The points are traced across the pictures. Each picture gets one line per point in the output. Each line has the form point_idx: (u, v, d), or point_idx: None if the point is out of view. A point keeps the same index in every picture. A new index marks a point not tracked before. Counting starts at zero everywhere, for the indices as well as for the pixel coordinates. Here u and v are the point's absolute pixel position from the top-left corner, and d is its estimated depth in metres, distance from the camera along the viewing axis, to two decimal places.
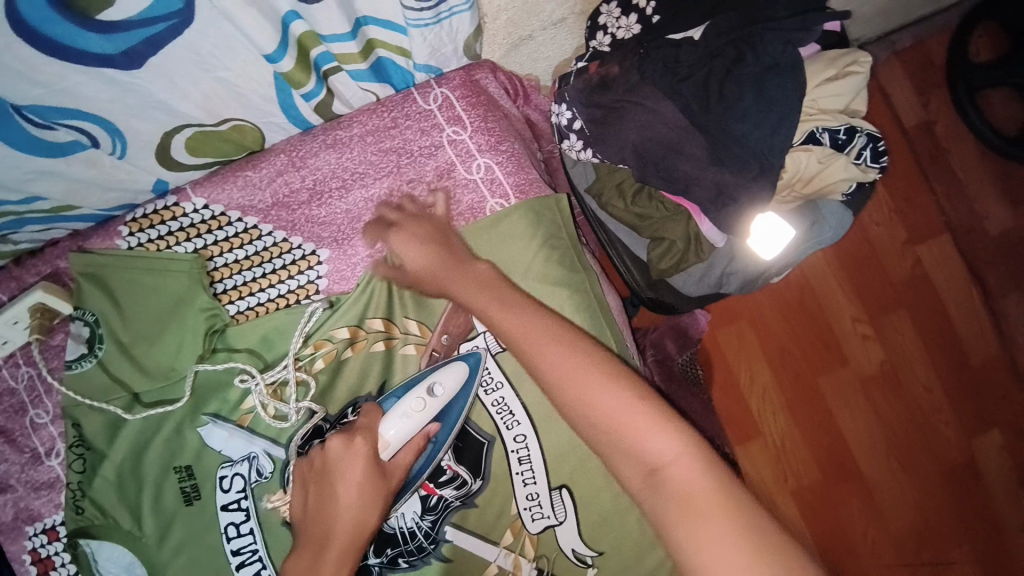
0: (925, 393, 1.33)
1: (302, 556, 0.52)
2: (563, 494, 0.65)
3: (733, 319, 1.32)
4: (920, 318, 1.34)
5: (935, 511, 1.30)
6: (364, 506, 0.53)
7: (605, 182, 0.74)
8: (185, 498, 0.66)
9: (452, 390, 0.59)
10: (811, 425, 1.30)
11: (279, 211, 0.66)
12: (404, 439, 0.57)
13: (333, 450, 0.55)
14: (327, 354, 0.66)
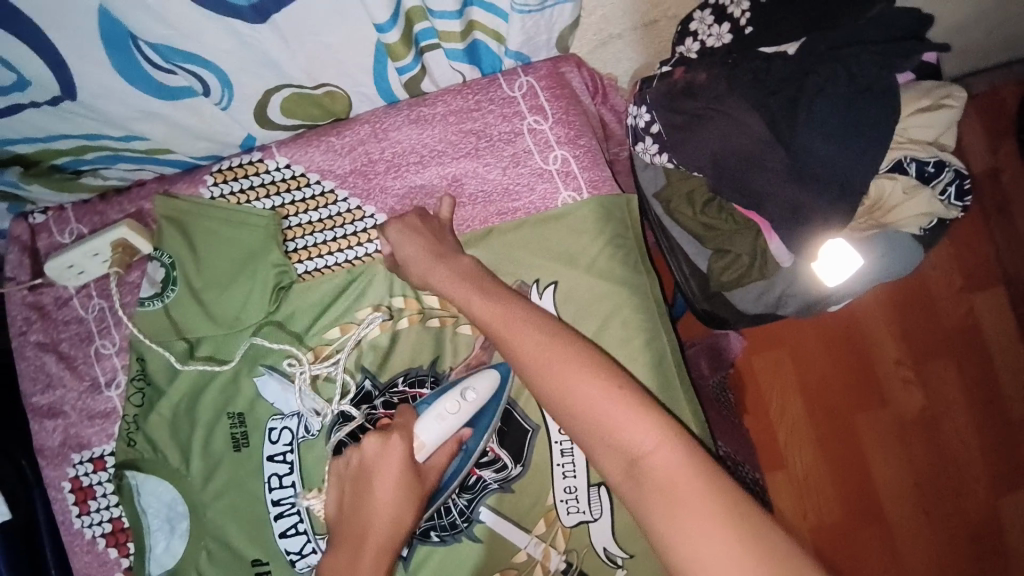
0: (961, 445, 1.30)
1: (339, 556, 0.55)
2: (601, 491, 0.64)
3: (770, 346, 1.31)
4: (966, 367, 1.31)
5: (958, 567, 1.27)
6: (400, 505, 0.55)
7: (675, 188, 0.73)
8: (235, 444, 0.68)
9: (484, 395, 0.61)
10: (838, 462, 1.29)
11: (356, 178, 0.68)
12: (439, 441, 0.59)
13: (370, 449, 0.57)
14: (383, 322, 0.67)
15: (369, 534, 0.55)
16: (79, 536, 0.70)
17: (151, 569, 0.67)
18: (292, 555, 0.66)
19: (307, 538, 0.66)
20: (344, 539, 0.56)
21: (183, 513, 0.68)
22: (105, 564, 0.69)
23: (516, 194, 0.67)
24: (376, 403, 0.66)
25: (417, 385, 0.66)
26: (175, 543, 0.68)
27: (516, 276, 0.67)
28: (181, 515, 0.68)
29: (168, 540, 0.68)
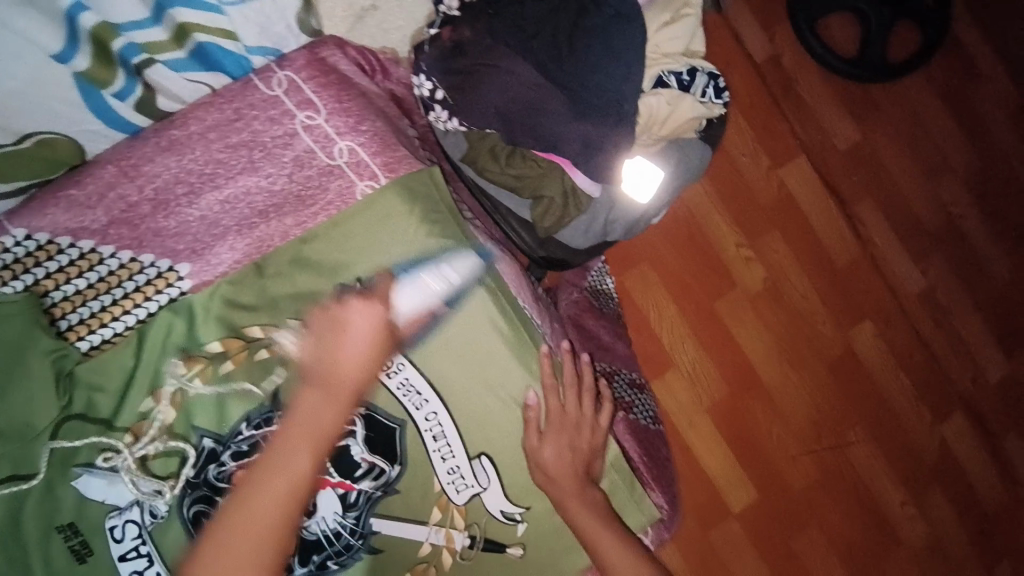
0: (804, 300, 1.49)
1: (306, 395, 0.50)
2: (483, 460, 0.66)
3: (634, 264, 1.41)
4: (793, 233, 1.49)
5: (824, 398, 1.50)
6: (373, 356, 0.53)
7: (478, 148, 0.72)
8: (77, 557, 0.59)
9: (462, 276, 0.65)
10: (715, 345, 1.44)
11: (118, 229, 0.60)
12: (412, 312, 0.62)
13: (352, 304, 0.54)
14: (203, 373, 0.61)
15: (339, 378, 0.51)
16: None
17: None
18: None
19: None
20: (310, 380, 0.51)
21: None
22: None
23: (310, 198, 0.62)
24: (225, 459, 0.60)
25: (265, 423, 0.61)
26: None
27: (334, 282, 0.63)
28: None
29: None
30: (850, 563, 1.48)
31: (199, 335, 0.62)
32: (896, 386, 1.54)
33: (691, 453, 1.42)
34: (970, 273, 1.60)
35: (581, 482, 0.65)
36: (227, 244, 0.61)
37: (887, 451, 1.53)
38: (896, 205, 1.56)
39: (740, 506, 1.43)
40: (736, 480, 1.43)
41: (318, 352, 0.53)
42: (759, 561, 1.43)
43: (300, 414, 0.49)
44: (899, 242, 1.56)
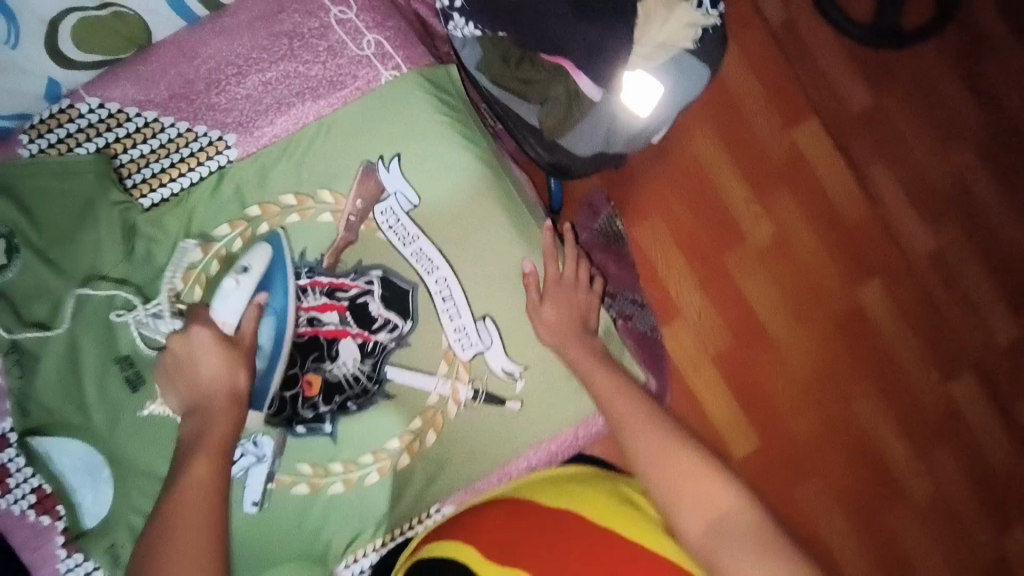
0: (810, 256, 1.52)
1: (190, 420, 0.62)
2: (487, 322, 0.73)
3: (646, 215, 1.46)
4: (803, 192, 1.52)
5: (830, 353, 1.52)
6: (217, 365, 0.61)
7: (491, 55, 0.81)
8: (131, 385, 0.69)
9: (260, 265, 0.66)
10: (721, 296, 1.48)
11: (178, 103, 0.70)
12: (236, 316, 0.64)
13: (175, 342, 0.63)
14: (244, 233, 0.70)
15: (203, 399, 0.61)
16: (9, 514, 0.67)
17: (88, 521, 0.69)
18: None
19: None
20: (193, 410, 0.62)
21: (101, 463, 0.69)
22: (42, 533, 0.67)
23: (341, 83, 0.71)
24: None
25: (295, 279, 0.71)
26: (104, 492, 0.69)
27: (360, 159, 0.72)
28: (100, 464, 0.69)
29: (96, 492, 0.69)
30: (852, 515, 1.51)
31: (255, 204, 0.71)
32: (903, 344, 1.54)
33: (695, 398, 1.46)
34: (986, 239, 1.60)
35: (580, 330, 0.73)
36: (271, 121, 0.71)
37: (892, 404, 1.53)
38: (908, 170, 1.57)
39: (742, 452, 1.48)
40: (739, 428, 1.48)
41: (183, 387, 0.63)
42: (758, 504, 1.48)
43: (188, 442, 0.61)
44: (912, 204, 1.58)
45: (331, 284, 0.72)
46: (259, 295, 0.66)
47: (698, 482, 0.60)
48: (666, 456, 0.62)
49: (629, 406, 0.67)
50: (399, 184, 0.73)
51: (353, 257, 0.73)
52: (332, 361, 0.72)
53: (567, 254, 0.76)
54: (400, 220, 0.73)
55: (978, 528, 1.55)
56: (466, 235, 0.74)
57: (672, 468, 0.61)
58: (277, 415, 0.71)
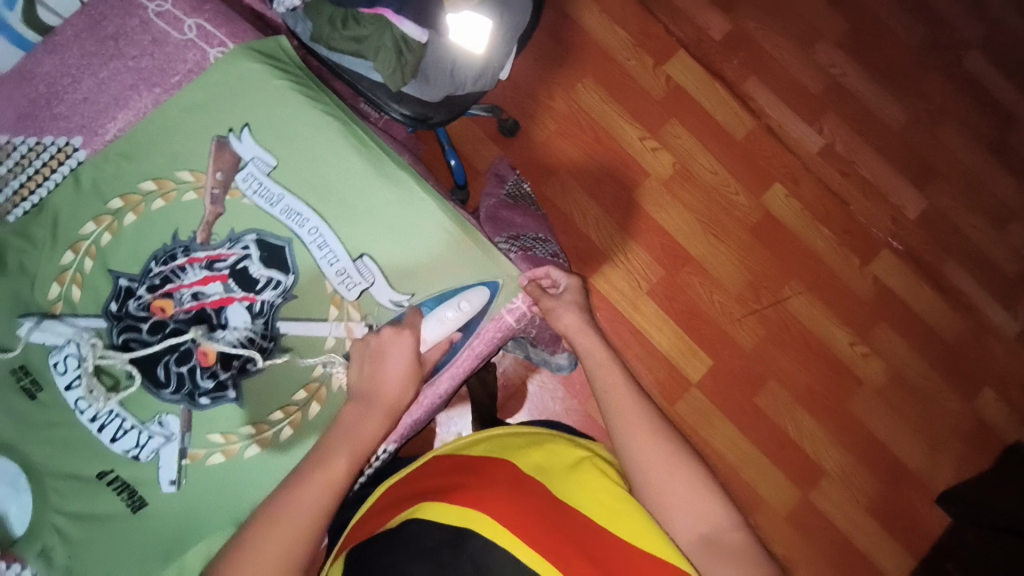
0: (714, 175, 1.49)
1: (355, 410, 0.69)
2: (365, 260, 0.78)
3: (552, 172, 1.48)
4: (692, 121, 1.50)
5: (756, 261, 1.47)
6: (406, 376, 0.71)
7: (320, 20, 0.89)
8: (28, 394, 0.72)
9: (474, 305, 0.76)
10: (642, 231, 1.47)
11: (25, 122, 0.75)
12: (435, 340, 0.75)
13: (386, 334, 0.72)
14: (110, 226, 0.74)
15: (379, 398, 0.70)
16: None
17: (16, 531, 0.71)
18: (132, 451, 0.72)
19: (138, 430, 0.72)
20: (359, 398, 0.70)
21: (16, 470, 0.71)
22: None
23: (172, 70, 0.77)
24: (141, 292, 0.73)
25: (171, 259, 0.74)
26: (26, 499, 0.71)
27: (210, 135, 0.76)
28: (17, 474, 0.71)
29: (19, 501, 0.71)
30: (821, 413, 1.43)
31: (115, 198, 0.74)
32: (819, 240, 1.48)
33: (642, 336, 1.44)
34: (873, 130, 1.53)
35: (587, 323, 0.82)
36: (112, 118, 0.75)
37: (827, 300, 1.47)
38: (782, 76, 1.54)
39: (698, 375, 1.43)
40: (689, 351, 1.44)
41: (364, 379, 0.70)
42: (727, 423, 1.43)
43: (344, 430, 0.68)
44: (794, 109, 1.53)
45: (207, 257, 0.75)
46: (456, 330, 0.76)
47: (681, 483, 0.65)
48: (663, 458, 0.66)
49: (627, 403, 0.72)
50: (254, 150, 0.77)
51: (223, 228, 0.76)
52: (222, 329, 0.74)
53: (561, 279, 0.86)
54: (260, 182, 0.77)
55: (948, 401, 1.45)
56: (334, 184, 0.78)
57: (665, 466, 0.66)
58: (177, 391, 0.73)
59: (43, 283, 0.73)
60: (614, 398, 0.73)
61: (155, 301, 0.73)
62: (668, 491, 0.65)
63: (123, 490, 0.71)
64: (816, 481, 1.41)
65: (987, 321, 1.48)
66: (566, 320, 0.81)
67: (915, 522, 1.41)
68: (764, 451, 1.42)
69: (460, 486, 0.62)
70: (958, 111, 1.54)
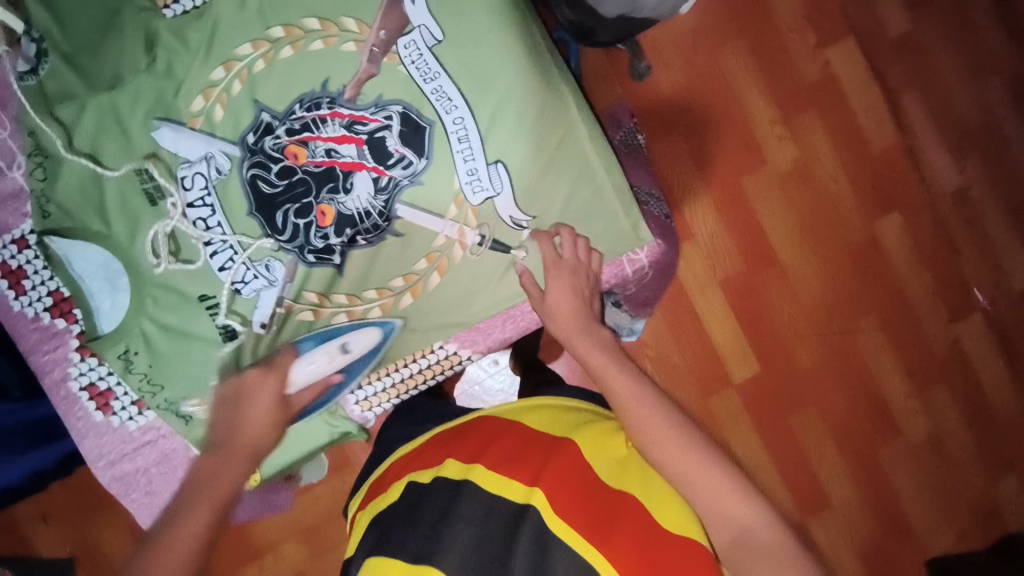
0: (833, 185, 1.29)
1: (214, 457, 0.70)
2: (499, 167, 0.73)
3: (665, 130, 1.27)
4: (833, 120, 1.29)
5: (846, 288, 1.29)
6: (269, 419, 0.72)
7: None
8: (150, 199, 0.72)
9: (359, 347, 0.77)
10: (737, 221, 1.27)
11: None
12: (306, 381, 0.76)
13: (250, 377, 0.72)
14: (265, 54, 0.71)
15: (237, 441, 0.70)
16: (25, 316, 0.75)
17: (103, 326, 0.74)
18: (235, 285, 0.73)
19: (246, 266, 0.73)
20: (217, 442, 0.71)
21: (120, 270, 0.73)
22: (59, 336, 0.75)
23: None
24: (279, 132, 0.71)
25: (315, 108, 0.71)
26: (121, 299, 0.73)
27: None
28: (119, 272, 0.73)
29: (113, 299, 0.73)
30: (858, 471, 1.29)
31: (278, 27, 0.71)
32: (917, 282, 1.30)
33: (699, 321, 1.27)
34: (1010, 183, 1.32)
35: (585, 319, 0.75)
36: None
37: (900, 345, 1.30)
38: (940, 99, 1.32)
39: (742, 376, 1.28)
40: (743, 353, 1.28)
41: (227, 420, 0.71)
42: (755, 444, 1.29)
43: (203, 476, 0.69)
44: (941, 139, 1.32)
45: (350, 116, 0.71)
46: (336, 372, 0.78)
47: (705, 478, 0.63)
48: (695, 468, 0.63)
49: (637, 400, 0.69)
50: (424, 18, 0.72)
51: (373, 91, 0.72)
52: (346, 194, 0.72)
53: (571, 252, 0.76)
54: (422, 54, 0.72)
55: (984, 491, 1.30)
56: (494, 79, 0.73)
57: (689, 462, 0.63)
58: (289, 241, 0.72)
59: (188, 91, 0.71)
60: (618, 395, 0.70)
61: (290, 146, 0.71)
62: (695, 488, 0.62)
63: (219, 318, 0.73)
64: (821, 510, 1.28)
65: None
66: (561, 321, 0.75)
67: None
68: (789, 490, 1.28)
69: (508, 458, 0.69)
70: None
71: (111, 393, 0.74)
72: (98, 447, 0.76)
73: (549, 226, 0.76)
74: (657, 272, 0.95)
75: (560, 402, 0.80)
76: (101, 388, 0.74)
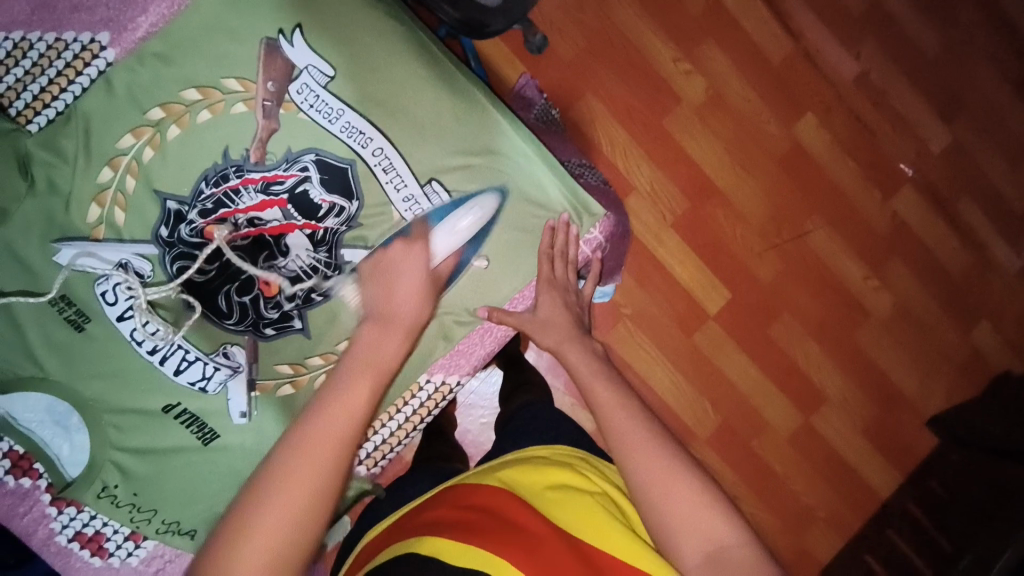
0: (747, 104, 1.32)
1: (374, 329, 0.62)
2: (435, 185, 0.71)
3: (578, 95, 1.26)
4: (730, 41, 1.31)
5: (783, 197, 1.33)
6: (419, 293, 0.66)
7: None
8: (75, 325, 0.66)
9: (484, 214, 0.72)
10: (670, 164, 1.29)
11: (41, 16, 0.65)
12: (446, 253, 0.70)
13: (395, 249, 0.68)
14: (151, 140, 0.66)
15: (395, 316, 0.64)
16: None
17: (71, 472, 0.67)
18: (199, 384, 0.68)
19: (204, 362, 0.68)
20: (379, 317, 0.64)
21: (68, 409, 0.67)
22: (28, 494, 0.68)
23: None
24: (194, 217, 0.67)
25: (224, 181, 0.67)
26: (78, 439, 0.67)
27: (260, 38, 0.67)
28: (67, 412, 0.67)
29: (71, 441, 0.68)
30: (845, 363, 1.35)
31: (156, 108, 0.66)
32: (848, 173, 1.36)
33: (662, 268, 1.29)
34: (908, 55, 1.38)
35: (574, 330, 0.74)
36: (144, 11, 0.66)
37: (848, 236, 1.36)
38: None
39: (716, 308, 1.30)
40: (709, 284, 1.30)
41: (380, 296, 0.65)
42: (749, 367, 1.32)
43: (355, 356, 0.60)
44: (833, 31, 1.36)
45: (264, 179, 0.68)
46: (462, 245, 0.72)
47: (679, 490, 0.58)
48: (670, 481, 0.59)
49: (614, 402, 0.67)
50: (309, 57, 0.68)
51: (279, 146, 0.68)
52: (284, 256, 0.69)
53: (559, 250, 0.74)
54: (317, 94, 0.68)
55: (958, 345, 1.39)
56: (401, 101, 0.70)
57: (664, 475, 0.59)
58: (241, 322, 0.69)
59: (78, 202, 0.65)
60: (596, 396, 0.69)
61: (209, 227, 0.67)
62: (670, 500, 0.58)
63: (191, 423, 0.69)
64: (819, 407, 1.33)
65: (991, 258, 1.41)
66: (550, 334, 0.73)
67: (904, 444, 1.36)
68: (791, 400, 1.33)
69: (463, 522, 0.58)
70: (993, 45, 1.39)
71: (101, 535, 0.70)
72: None
73: (553, 210, 0.74)
74: (616, 240, 0.88)
75: (522, 455, 0.70)
76: (89, 533, 0.69)
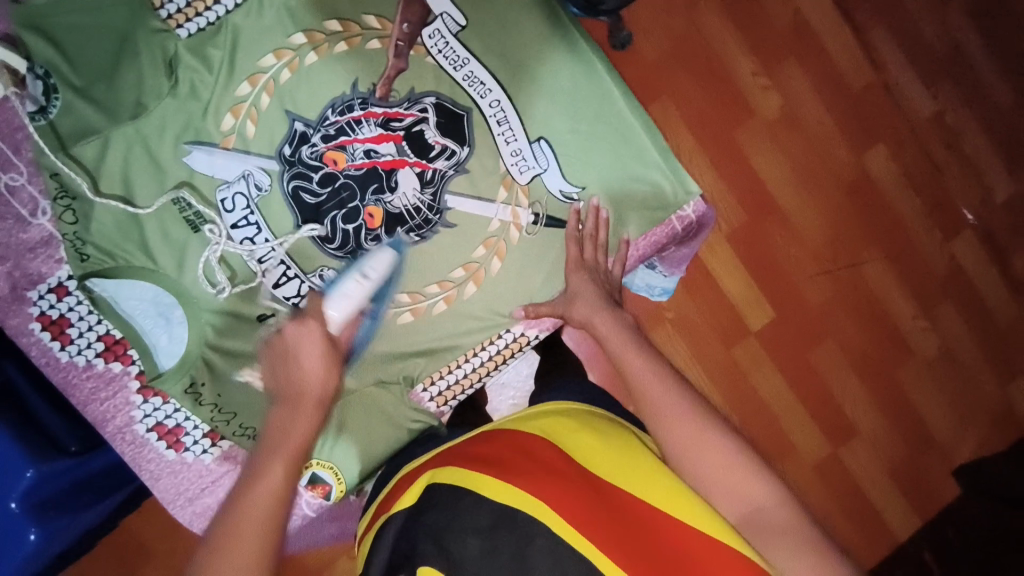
0: (820, 126, 1.31)
1: (283, 412, 0.60)
2: (543, 144, 0.74)
3: (655, 94, 1.23)
4: (813, 62, 1.30)
5: (845, 223, 1.32)
6: (324, 363, 0.61)
7: None
8: (192, 225, 0.70)
9: (382, 270, 0.67)
10: (735, 176, 1.28)
11: None
12: (345, 319, 0.64)
13: (289, 331, 0.63)
14: (290, 63, 0.70)
15: (299, 395, 0.60)
16: (75, 366, 0.71)
17: (162, 363, 0.70)
18: (292, 299, 0.72)
19: (301, 280, 0.72)
20: (284, 399, 0.61)
21: (172, 303, 0.70)
22: (116, 379, 0.72)
23: None
24: (316, 140, 0.70)
25: (348, 110, 0.70)
26: (177, 330, 0.70)
27: None
28: (170, 305, 0.70)
29: (168, 331, 0.70)
30: (880, 399, 1.34)
31: (298, 32, 0.70)
32: (910, 210, 1.35)
33: (714, 281, 1.27)
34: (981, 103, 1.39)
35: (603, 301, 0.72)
36: None
37: (903, 270, 1.35)
38: (908, 31, 1.36)
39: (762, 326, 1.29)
40: (757, 301, 1.29)
41: (278, 377, 0.62)
42: (785, 390, 1.31)
43: (270, 437, 0.59)
44: (914, 68, 1.36)
45: (384, 114, 0.71)
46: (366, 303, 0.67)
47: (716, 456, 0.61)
48: (698, 448, 0.61)
49: (648, 374, 0.68)
50: (445, 5, 0.72)
51: (404, 86, 0.71)
52: (391, 192, 0.71)
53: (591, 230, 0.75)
54: (447, 42, 0.72)
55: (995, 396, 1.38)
56: (523, 61, 0.74)
57: (702, 445, 0.61)
58: (340, 248, 0.72)
59: (214, 109, 0.69)
60: (629, 369, 0.69)
61: (329, 152, 0.70)
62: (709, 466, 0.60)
63: None
64: (849, 440, 1.32)
65: None
66: (580, 308, 0.73)
67: (932, 490, 1.34)
68: (823, 428, 1.31)
69: (504, 461, 0.59)
70: None
71: (181, 429, 0.73)
72: (174, 486, 0.74)
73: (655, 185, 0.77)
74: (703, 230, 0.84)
75: (548, 407, 0.70)
76: (170, 426, 0.73)
